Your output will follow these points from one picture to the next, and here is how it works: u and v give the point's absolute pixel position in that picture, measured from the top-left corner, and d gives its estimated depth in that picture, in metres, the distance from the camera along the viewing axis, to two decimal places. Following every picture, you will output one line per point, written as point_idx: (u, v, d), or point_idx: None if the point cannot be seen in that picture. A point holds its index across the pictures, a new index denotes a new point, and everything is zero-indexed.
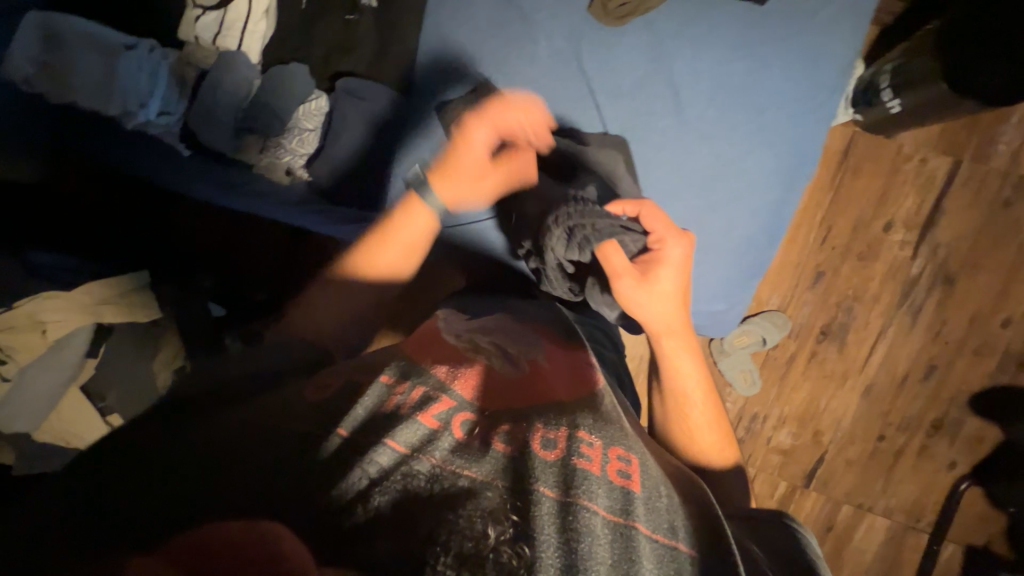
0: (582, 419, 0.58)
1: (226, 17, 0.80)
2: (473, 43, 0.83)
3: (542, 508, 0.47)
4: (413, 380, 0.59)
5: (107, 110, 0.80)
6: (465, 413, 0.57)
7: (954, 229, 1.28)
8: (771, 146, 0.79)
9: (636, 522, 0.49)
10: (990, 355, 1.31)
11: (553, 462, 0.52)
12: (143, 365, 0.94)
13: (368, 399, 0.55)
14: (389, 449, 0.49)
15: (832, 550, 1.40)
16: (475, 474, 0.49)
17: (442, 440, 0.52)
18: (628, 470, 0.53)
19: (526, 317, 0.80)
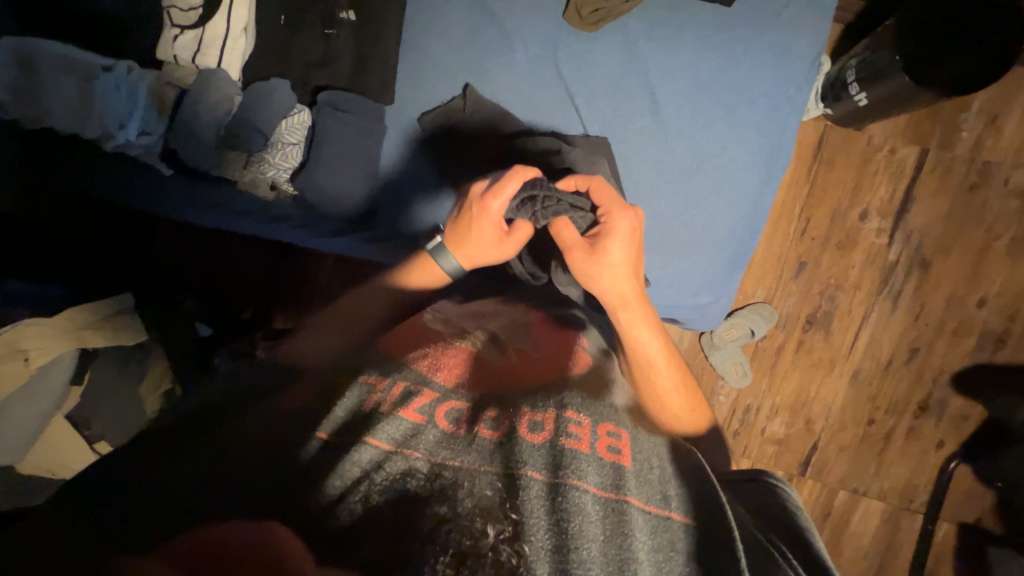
0: (570, 398, 0.64)
1: (205, 36, 0.81)
2: (452, 53, 0.84)
3: (531, 490, 0.52)
4: (390, 378, 0.64)
5: (84, 133, 0.78)
6: (448, 403, 0.63)
7: (926, 215, 1.33)
8: (747, 139, 0.81)
9: (627, 496, 0.55)
10: (968, 335, 1.35)
11: (542, 444, 0.57)
12: (131, 391, 0.92)
13: (347, 401, 0.61)
14: (375, 448, 0.54)
15: (831, 535, 1.42)
16: (467, 464, 0.55)
17: (427, 432, 0.58)
18: (617, 445, 0.60)
19: (518, 308, 0.87)
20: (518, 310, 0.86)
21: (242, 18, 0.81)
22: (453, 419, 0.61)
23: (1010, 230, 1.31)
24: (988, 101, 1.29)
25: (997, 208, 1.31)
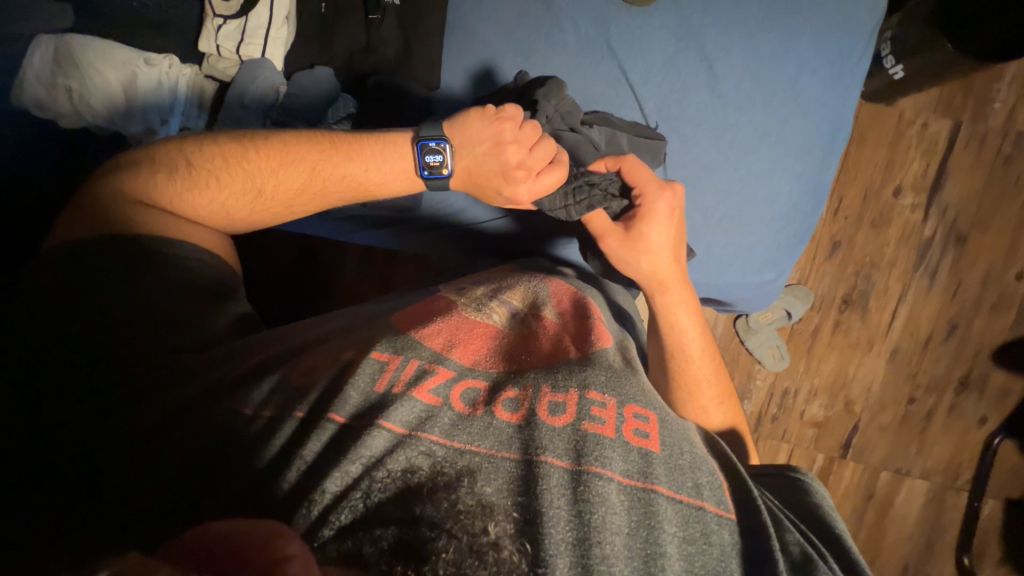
0: (595, 378, 0.59)
1: (248, 25, 0.78)
2: (498, 35, 0.83)
3: (552, 479, 0.48)
4: (403, 354, 0.59)
5: (126, 128, 0.79)
6: (465, 381, 0.58)
7: (961, 189, 1.32)
8: (806, 113, 0.81)
9: (654, 485, 0.51)
10: (1007, 308, 1.34)
11: (565, 427, 0.53)
12: None
13: (360, 380, 0.55)
14: (386, 431, 0.50)
15: (875, 517, 1.41)
16: (484, 450, 0.50)
17: (441, 414, 0.53)
18: (645, 429, 0.56)
19: (535, 274, 0.80)
20: (534, 276, 0.79)
21: (283, 6, 0.79)
22: (471, 399, 0.56)
23: None
24: (1021, 71, 1.27)
25: None
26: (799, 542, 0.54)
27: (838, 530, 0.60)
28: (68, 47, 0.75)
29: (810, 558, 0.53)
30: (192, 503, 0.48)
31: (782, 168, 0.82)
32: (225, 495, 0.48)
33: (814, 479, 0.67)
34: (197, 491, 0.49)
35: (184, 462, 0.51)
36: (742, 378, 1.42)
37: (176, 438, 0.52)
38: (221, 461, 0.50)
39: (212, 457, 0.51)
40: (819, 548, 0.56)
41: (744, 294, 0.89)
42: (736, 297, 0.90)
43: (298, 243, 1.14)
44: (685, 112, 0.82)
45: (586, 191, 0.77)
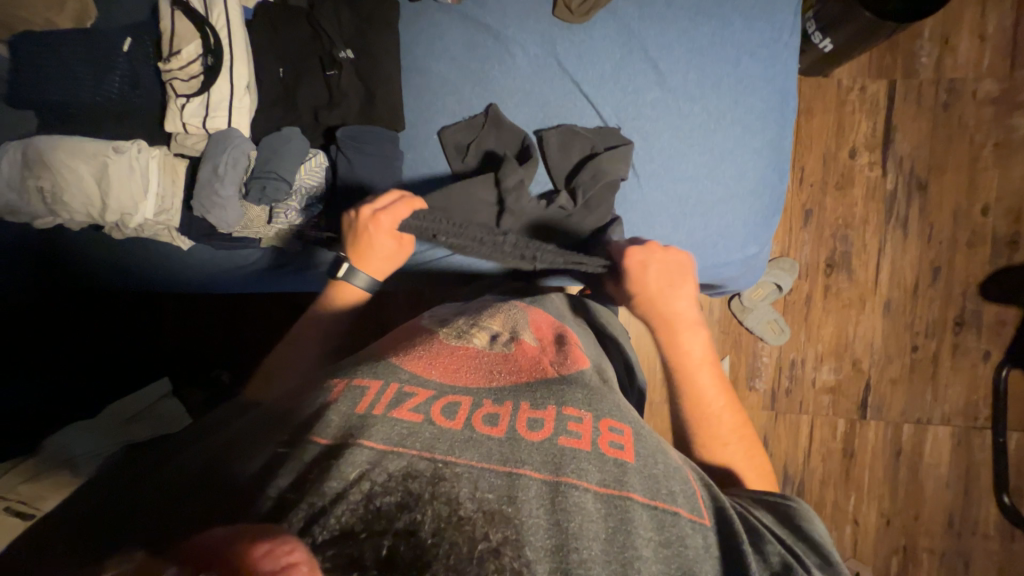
0: (571, 396, 0.59)
1: (211, 99, 0.79)
2: (453, 71, 0.87)
3: (530, 491, 0.49)
4: (384, 378, 0.58)
5: (101, 217, 0.79)
6: (441, 399, 0.56)
7: (910, 141, 1.39)
8: (754, 93, 0.85)
9: (629, 492, 0.51)
10: (982, 244, 1.38)
11: (541, 442, 0.53)
12: (147, 410, 0.87)
13: (340, 405, 0.54)
14: (364, 451, 0.49)
15: (908, 472, 1.40)
16: (466, 462, 0.50)
17: (423, 431, 0.52)
18: (620, 441, 0.56)
19: (514, 303, 0.77)
20: (513, 304, 0.77)
21: (244, 76, 0.80)
22: (453, 415, 0.55)
23: (992, 136, 1.37)
24: (937, 26, 1.37)
25: (974, 120, 1.38)
26: (778, 551, 0.54)
27: (819, 536, 0.59)
28: (36, 149, 0.76)
29: (790, 565, 0.52)
30: (189, 510, 0.46)
31: (742, 146, 0.86)
32: (220, 509, 0.45)
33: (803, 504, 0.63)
34: (186, 512, 0.46)
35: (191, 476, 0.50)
36: (748, 357, 1.43)
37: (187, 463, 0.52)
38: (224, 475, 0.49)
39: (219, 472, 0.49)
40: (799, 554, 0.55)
41: (734, 272, 0.91)
42: (728, 277, 0.92)
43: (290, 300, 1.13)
44: (641, 111, 0.86)
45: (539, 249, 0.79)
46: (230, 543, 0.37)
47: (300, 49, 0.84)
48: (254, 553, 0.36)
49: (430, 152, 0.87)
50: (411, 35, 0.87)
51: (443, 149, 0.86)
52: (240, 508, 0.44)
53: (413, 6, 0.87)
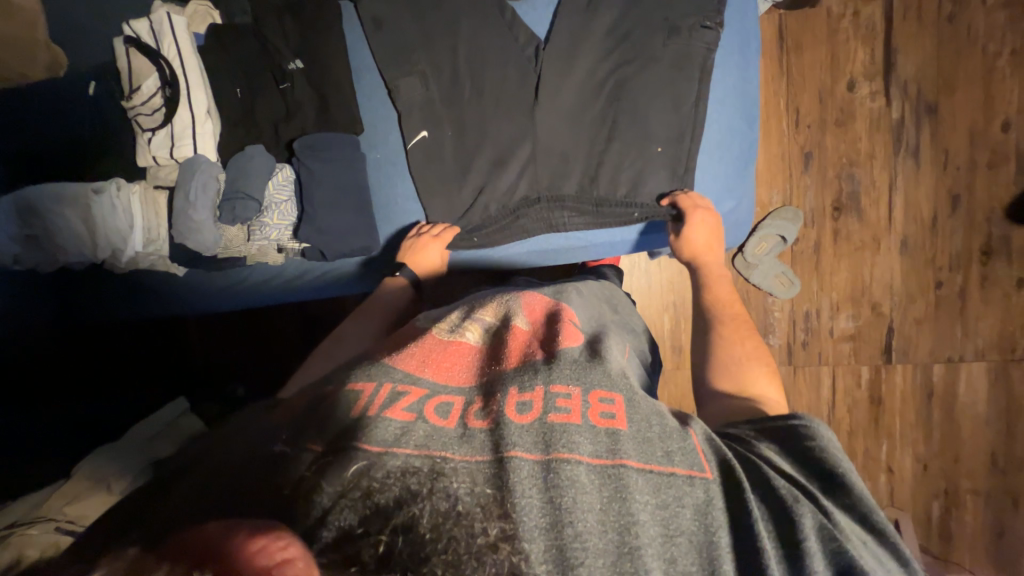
0: (557, 372, 0.57)
1: (174, 129, 0.85)
2: (404, 56, 0.89)
3: (522, 472, 0.47)
4: (377, 379, 0.57)
5: (97, 256, 0.86)
6: (436, 399, 0.56)
7: (914, 62, 1.28)
8: (711, 48, 0.87)
9: (624, 460, 0.49)
10: (1005, 162, 1.28)
11: (530, 423, 0.51)
12: (185, 419, 0.95)
13: (340, 406, 0.54)
14: (363, 454, 0.46)
15: (943, 413, 1.34)
16: (460, 457, 0.48)
17: (418, 428, 0.51)
18: (611, 410, 0.54)
19: (509, 291, 0.77)
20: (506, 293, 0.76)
21: (202, 102, 0.86)
22: (448, 414, 0.54)
23: (1007, 44, 1.25)
24: None
25: (984, 28, 1.26)
26: (787, 486, 0.50)
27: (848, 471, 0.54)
28: (26, 199, 0.82)
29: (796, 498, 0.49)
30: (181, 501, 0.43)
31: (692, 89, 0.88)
32: (220, 493, 0.43)
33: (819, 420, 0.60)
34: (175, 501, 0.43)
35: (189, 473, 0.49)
36: (759, 315, 1.38)
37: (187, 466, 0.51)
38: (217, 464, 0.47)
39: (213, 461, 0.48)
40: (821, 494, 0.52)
41: None
42: None
43: (302, 307, 1.19)
44: (586, 79, 0.90)
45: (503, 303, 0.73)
46: (224, 542, 0.37)
47: (252, 66, 0.89)
48: (247, 550, 0.37)
49: (398, 144, 0.93)
50: (372, 33, 0.89)
51: (407, 137, 0.91)
52: (232, 504, 0.42)
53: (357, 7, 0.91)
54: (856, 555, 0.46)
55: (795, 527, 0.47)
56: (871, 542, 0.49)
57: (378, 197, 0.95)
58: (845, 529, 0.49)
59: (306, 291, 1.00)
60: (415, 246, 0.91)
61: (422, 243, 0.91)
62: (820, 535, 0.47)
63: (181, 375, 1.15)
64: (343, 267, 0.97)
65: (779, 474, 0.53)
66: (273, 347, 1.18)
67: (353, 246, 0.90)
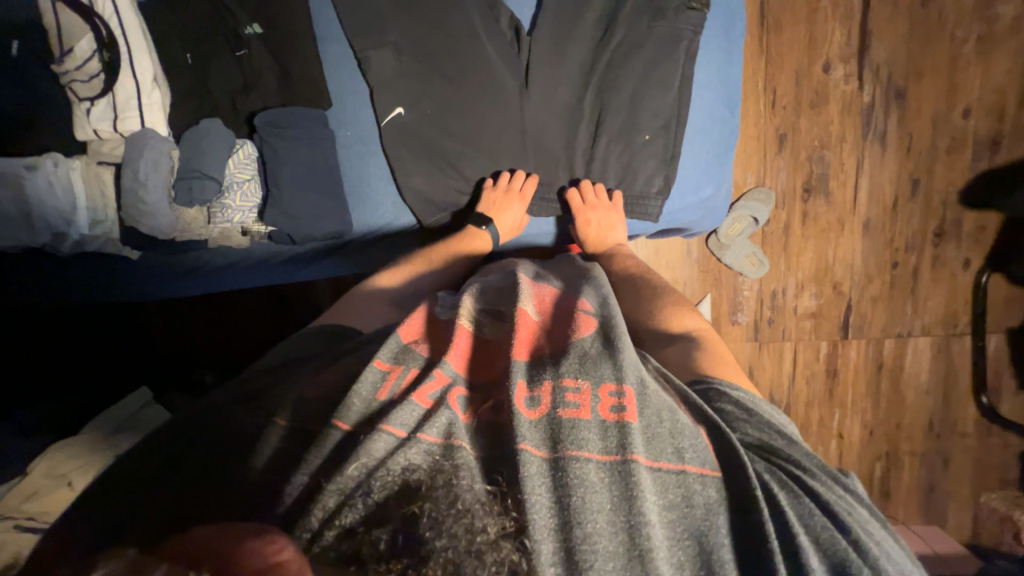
0: (566, 366, 0.53)
1: (117, 99, 0.78)
2: (376, 25, 0.84)
3: (532, 470, 0.45)
4: (404, 363, 0.55)
5: (35, 241, 0.80)
6: (458, 388, 0.52)
7: (888, 45, 1.30)
8: (699, 30, 0.86)
9: (635, 456, 0.47)
10: (962, 149, 1.33)
11: (539, 420, 0.49)
12: (153, 411, 0.91)
13: (360, 389, 0.51)
14: (387, 436, 0.46)
15: (890, 385, 1.44)
16: (473, 452, 0.47)
17: (439, 417, 0.48)
18: (621, 404, 0.51)
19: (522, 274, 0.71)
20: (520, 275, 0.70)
21: (148, 69, 0.79)
22: (466, 406, 0.51)
23: (973, 31, 1.28)
24: None
25: (954, 14, 1.28)
26: (771, 473, 0.54)
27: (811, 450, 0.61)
28: None
29: (796, 494, 0.52)
30: (187, 510, 0.44)
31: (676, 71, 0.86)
32: (231, 500, 0.44)
33: (787, 419, 0.65)
34: (182, 507, 0.44)
35: (184, 475, 0.48)
36: (729, 293, 1.42)
37: (176, 464, 0.50)
38: (222, 471, 0.48)
39: (217, 467, 0.49)
40: (813, 482, 0.54)
41: (693, 216, 0.97)
42: (690, 220, 0.98)
43: (268, 288, 1.13)
44: (568, 59, 0.87)
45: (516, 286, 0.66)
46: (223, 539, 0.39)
47: (203, 29, 0.81)
48: (241, 550, 0.38)
49: (370, 121, 0.87)
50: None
51: (380, 112, 0.85)
52: (243, 506, 0.43)
53: None
54: (849, 550, 0.48)
55: (788, 521, 0.49)
56: (863, 520, 0.53)
57: (348, 178, 0.89)
58: (842, 520, 0.51)
59: (276, 276, 0.97)
60: (498, 200, 0.89)
61: (506, 201, 0.89)
62: (816, 531, 0.50)
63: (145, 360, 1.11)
64: (314, 249, 0.93)
65: (773, 464, 0.56)
66: (242, 333, 1.14)
67: (323, 231, 0.85)
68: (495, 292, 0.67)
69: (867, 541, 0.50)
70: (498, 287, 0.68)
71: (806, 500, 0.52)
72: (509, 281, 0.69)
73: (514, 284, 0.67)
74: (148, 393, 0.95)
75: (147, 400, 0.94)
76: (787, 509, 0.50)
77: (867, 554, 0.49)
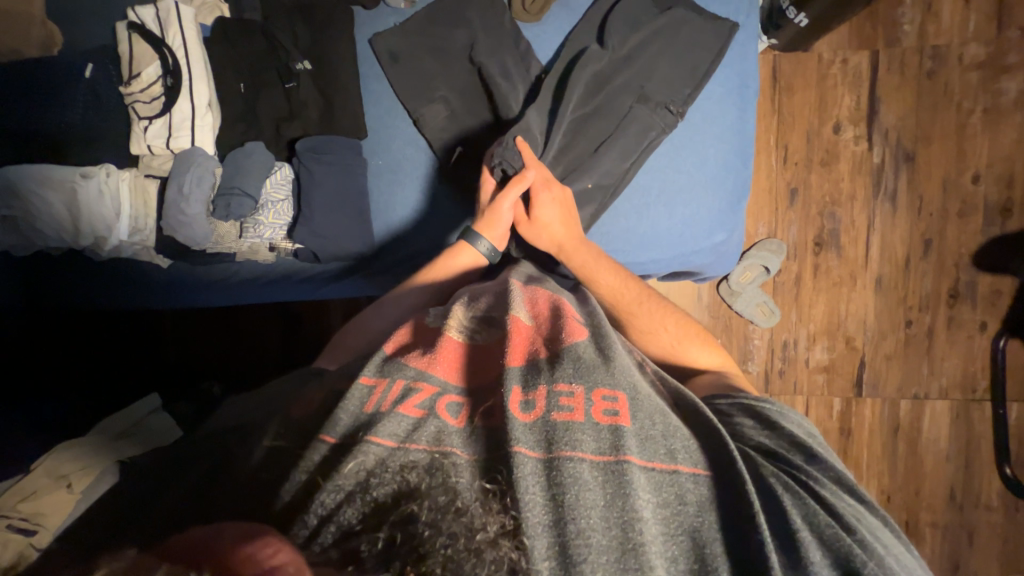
0: (560, 369, 0.53)
1: (173, 119, 0.85)
2: (416, 66, 0.91)
3: (526, 469, 0.45)
4: (390, 375, 0.54)
5: (79, 243, 0.85)
6: (448, 396, 0.53)
7: (896, 111, 1.36)
8: (666, 132, 0.90)
9: (628, 456, 0.48)
10: (974, 213, 1.36)
11: (533, 423, 0.49)
12: (159, 420, 0.90)
13: (348, 404, 0.51)
14: (375, 448, 0.45)
15: (907, 448, 1.39)
16: (467, 455, 0.47)
17: (429, 424, 0.49)
18: (615, 408, 0.51)
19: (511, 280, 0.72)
20: (510, 282, 0.71)
21: (204, 94, 0.86)
22: (457, 412, 0.52)
23: (980, 102, 1.34)
24: None
25: (960, 87, 1.34)
26: (774, 473, 0.53)
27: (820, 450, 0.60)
28: (8, 179, 0.81)
29: (788, 486, 0.52)
30: (178, 517, 0.42)
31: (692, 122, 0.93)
32: (227, 504, 0.43)
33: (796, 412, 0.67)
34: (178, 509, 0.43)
35: (185, 480, 0.48)
36: (739, 341, 1.41)
37: (180, 474, 0.50)
38: (217, 476, 0.47)
39: (216, 471, 0.48)
40: (815, 485, 0.54)
41: (706, 259, 0.99)
42: (702, 264, 1.00)
43: (285, 306, 1.16)
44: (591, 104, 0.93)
45: (508, 293, 0.67)
46: (215, 539, 0.38)
47: (256, 61, 0.89)
48: (237, 556, 0.36)
49: (402, 152, 0.93)
50: (385, 42, 0.91)
51: (416, 145, 0.93)
52: (239, 513, 0.41)
53: (369, 13, 0.93)
54: (852, 544, 0.48)
55: (789, 521, 0.48)
56: (860, 514, 0.53)
57: (375, 204, 0.94)
58: (843, 517, 0.51)
59: (293, 295, 0.98)
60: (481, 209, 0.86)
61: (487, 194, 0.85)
62: (822, 532, 0.48)
63: (157, 370, 1.12)
64: (336, 269, 0.96)
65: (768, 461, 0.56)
66: (253, 353, 1.16)
67: (351, 250, 0.90)
68: (486, 301, 0.68)
69: (871, 540, 0.50)
70: (488, 296, 0.69)
71: (809, 500, 0.51)
72: (499, 290, 0.70)
73: (505, 292, 0.68)
74: (155, 400, 0.93)
75: (153, 409, 0.92)
76: (785, 509, 0.49)
77: (870, 550, 0.48)
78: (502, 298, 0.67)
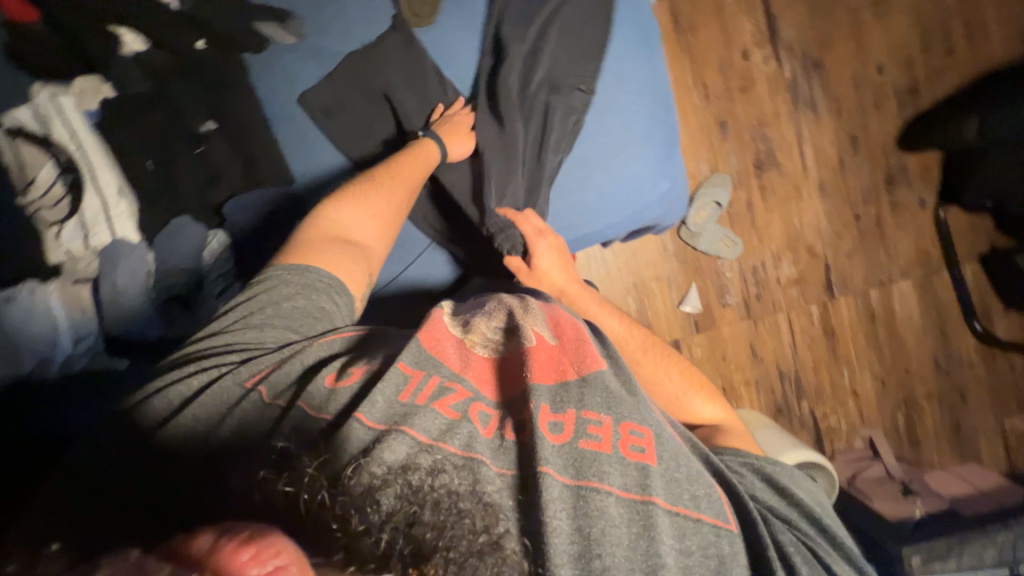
0: (589, 395, 0.54)
1: (86, 217, 0.81)
2: (327, 98, 0.89)
3: (554, 493, 0.47)
4: (426, 368, 0.56)
5: (24, 368, 0.81)
6: (479, 403, 0.55)
7: (794, 24, 1.41)
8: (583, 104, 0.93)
9: (652, 497, 0.49)
10: (887, 100, 1.43)
11: (564, 445, 0.50)
12: None
13: (384, 390, 0.54)
14: (409, 438, 0.49)
15: (887, 331, 1.47)
16: (495, 469, 0.49)
17: (463, 428, 0.52)
18: (641, 445, 0.52)
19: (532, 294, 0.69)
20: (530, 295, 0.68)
21: (112, 182, 0.82)
22: (488, 421, 0.54)
23: None
24: None
25: None
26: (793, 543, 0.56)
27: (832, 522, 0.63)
28: None
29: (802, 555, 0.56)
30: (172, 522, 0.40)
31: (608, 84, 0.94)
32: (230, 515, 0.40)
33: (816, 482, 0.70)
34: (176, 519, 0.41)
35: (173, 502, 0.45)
36: (713, 278, 1.45)
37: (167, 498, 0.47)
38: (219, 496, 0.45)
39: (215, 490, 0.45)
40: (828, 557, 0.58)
41: (657, 210, 1.01)
42: (655, 215, 1.02)
43: None
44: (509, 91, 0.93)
45: (527, 308, 0.64)
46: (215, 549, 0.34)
47: (160, 134, 0.85)
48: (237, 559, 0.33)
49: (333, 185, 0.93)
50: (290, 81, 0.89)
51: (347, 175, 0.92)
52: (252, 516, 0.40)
53: (262, 56, 0.90)
54: None
55: None
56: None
57: None
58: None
59: None
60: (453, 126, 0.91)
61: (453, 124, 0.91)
62: None
63: None
64: None
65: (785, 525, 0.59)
66: None
67: None
68: (506, 309, 0.65)
69: None
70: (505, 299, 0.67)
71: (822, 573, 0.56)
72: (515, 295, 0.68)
73: (523, 303, 0.65)
74: None
75: None
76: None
77: None
78: (525, 308, 0.64)
